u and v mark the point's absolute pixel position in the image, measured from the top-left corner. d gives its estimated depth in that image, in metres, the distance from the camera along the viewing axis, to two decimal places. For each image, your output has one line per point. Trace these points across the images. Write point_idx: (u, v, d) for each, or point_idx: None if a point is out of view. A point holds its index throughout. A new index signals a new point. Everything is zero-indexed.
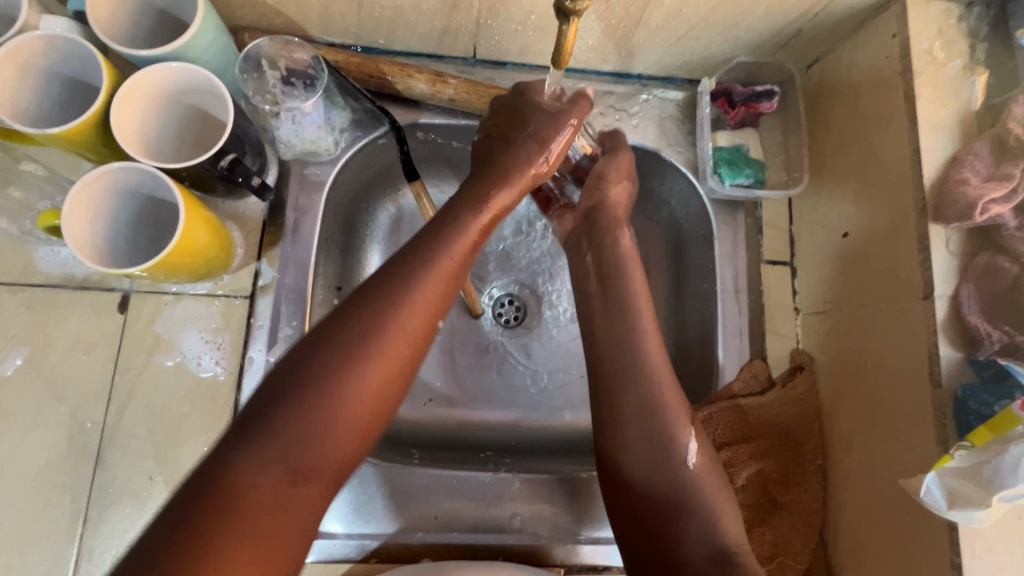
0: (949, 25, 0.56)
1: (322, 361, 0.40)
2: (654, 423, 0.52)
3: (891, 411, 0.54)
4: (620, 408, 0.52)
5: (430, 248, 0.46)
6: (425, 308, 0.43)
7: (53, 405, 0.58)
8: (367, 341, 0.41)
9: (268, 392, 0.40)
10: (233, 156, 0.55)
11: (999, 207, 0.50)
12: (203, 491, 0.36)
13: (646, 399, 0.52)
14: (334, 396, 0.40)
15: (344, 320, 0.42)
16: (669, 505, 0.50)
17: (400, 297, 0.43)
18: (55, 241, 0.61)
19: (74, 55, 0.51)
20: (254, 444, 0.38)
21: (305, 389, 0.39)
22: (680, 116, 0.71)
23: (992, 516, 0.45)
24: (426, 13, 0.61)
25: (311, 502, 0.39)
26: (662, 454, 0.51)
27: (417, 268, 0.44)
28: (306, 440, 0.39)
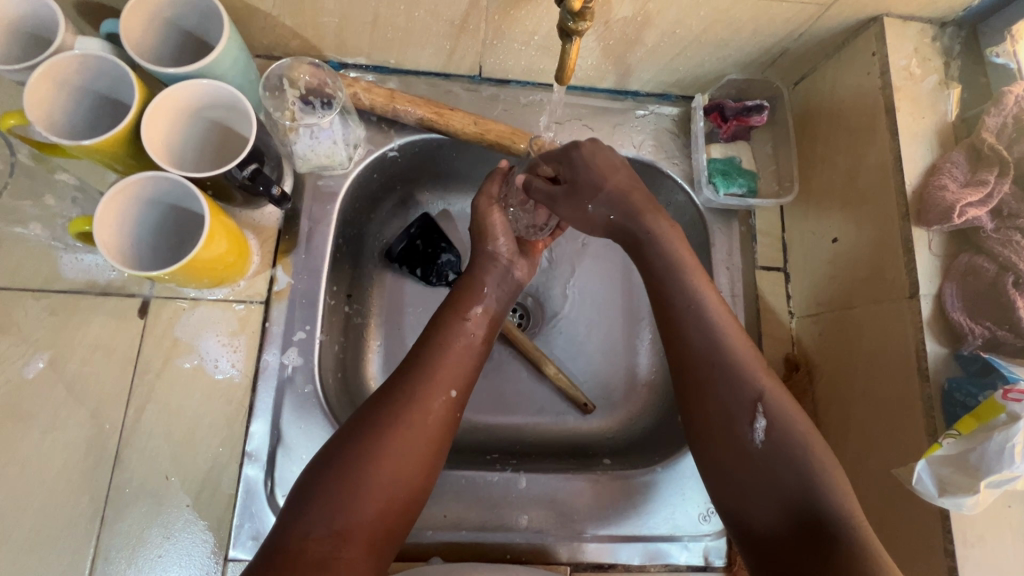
0: (924, 44, 0.61)
1: (359, 437, 0.49)
2: (737, 383, 0.50)
3: (881, 402, 0.56)
4: (702, 377, 0.51)
5: (441, 346, 0.57)
6: (441, 390, 0.54)
7: (73, 407, 0.60)
8: (392, 417, 0.51)
9: (316, 469, 0.49)
10: (254, 166, 0.58)
11: (976, 210, 0.53)
12: (269, 560, 0.44)
13: (721, 359, 0.51)
14: (370, 467, 0.48)
15: (375, 404, 0.52)
16: (756, 469, 0.47)
17: (420, 382, 0.53)
18: (80, 249, 0.63)
19: (107, 71, 0.54)
20: (307, 509, 0.46)
21: (347, 462, 0.48)
22: (675, 130, 0.75)
23: (981, 503, 0.47)
24: (435, 34, 0.65)
25: (356, 564, 0.45)
26: (744, 418, 0.49)
27: (432, 360, 0.56)
28: (346, 502, 0.46)
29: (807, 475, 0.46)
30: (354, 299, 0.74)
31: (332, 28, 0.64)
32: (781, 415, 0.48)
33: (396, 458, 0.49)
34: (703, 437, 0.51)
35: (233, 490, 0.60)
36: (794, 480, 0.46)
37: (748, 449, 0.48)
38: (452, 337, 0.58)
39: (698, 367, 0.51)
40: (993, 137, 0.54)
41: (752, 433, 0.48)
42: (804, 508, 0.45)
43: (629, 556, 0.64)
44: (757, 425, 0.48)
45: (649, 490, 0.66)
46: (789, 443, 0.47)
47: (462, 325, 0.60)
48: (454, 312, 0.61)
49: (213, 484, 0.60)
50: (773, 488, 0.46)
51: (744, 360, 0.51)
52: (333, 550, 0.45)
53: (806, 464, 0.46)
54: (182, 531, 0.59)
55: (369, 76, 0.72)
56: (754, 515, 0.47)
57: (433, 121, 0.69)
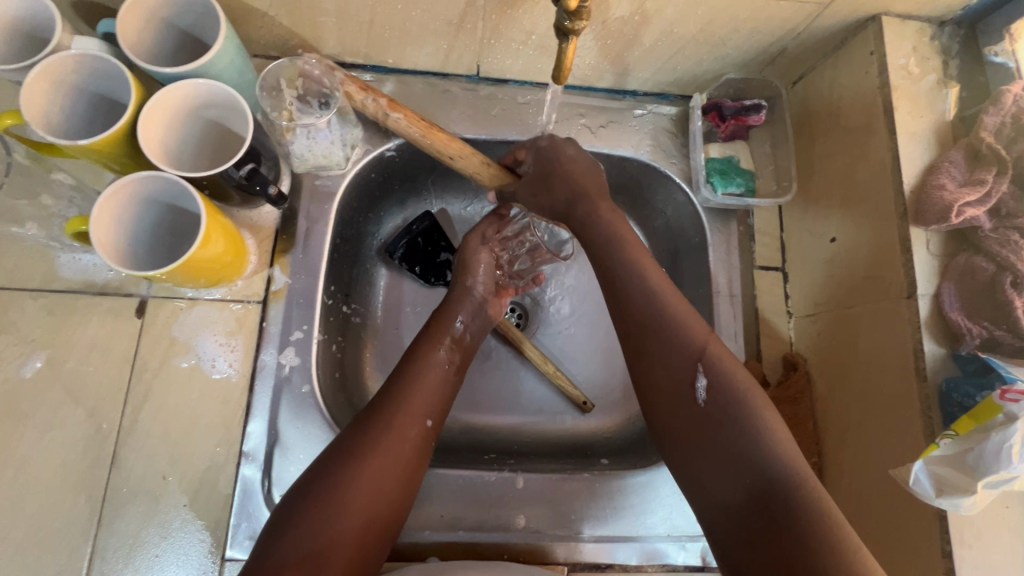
0: (922, 42, 0.60)
1: (335, 465, 0.50)
2: (679, 346, 0.52)
3: (878, 408, 0.56)
4: (651, 347, 0.53)
5: (416, 377, 0.58)
6: (415, 419, 0.55)
7: (69, 407, 0.60)
8: (367, 446, 0.52)
9: (292, 498, 0.49)
10: (250, 166, 0.58)
11: (975, 209, 0.52)
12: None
13: (663, 323, 0.53)
14: (343, 496, 0.49)
15: (351, 434, 0.53)
16: (700, 429, 0.49)
17: (394, 411, 0.55)
18: (77, 249, 0.63)
19: (103, 71, 0.54)
20: (282, 538, 0.46)
21: (321, 491, 0.49)
22: (673, 129, 0.75)
23: (979, 504, 0.47)
24: (433, 34, 0.65)
25: None
26: (687, 380, 0.51)
27: (406, 388, 0.57)
28: (320, 532, 0.47)
29: (754, 433, 0.47)
30: (352, 299, 0.74)
31: (329, 27, 0.64)
32: (720, 373, 0.50)
33: (370, 486, 0.50)
34: (656, 402, 0.52)
35: (231, 490, 0.60)
36: (734, 436, 0.48)
37: (694, 408, 0.50)
38: (427, 367, 0.60)
39: (645, 333, 0.53)
40: (991, 136, 0.54)
41: (695, 392, 0.50)
42: (747, 460, 0.46)
43: (627, 556, 0.63)
44: (699, 385, 0.50)
45: (646, 490, 0.66)
46: (729, 400, 0.49)
47: (435, 355, 0.61)
48: (428, 343, 0.62)
49: (210, 484, 0.60)
50: (718, 443, 0.48)
51: (686, 325, 0.53)
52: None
53: (747, 419, 0.48)
54: (179, 530, 0.59)
55: (367, 75, 0.72)
56: (705, 469, 0.49)
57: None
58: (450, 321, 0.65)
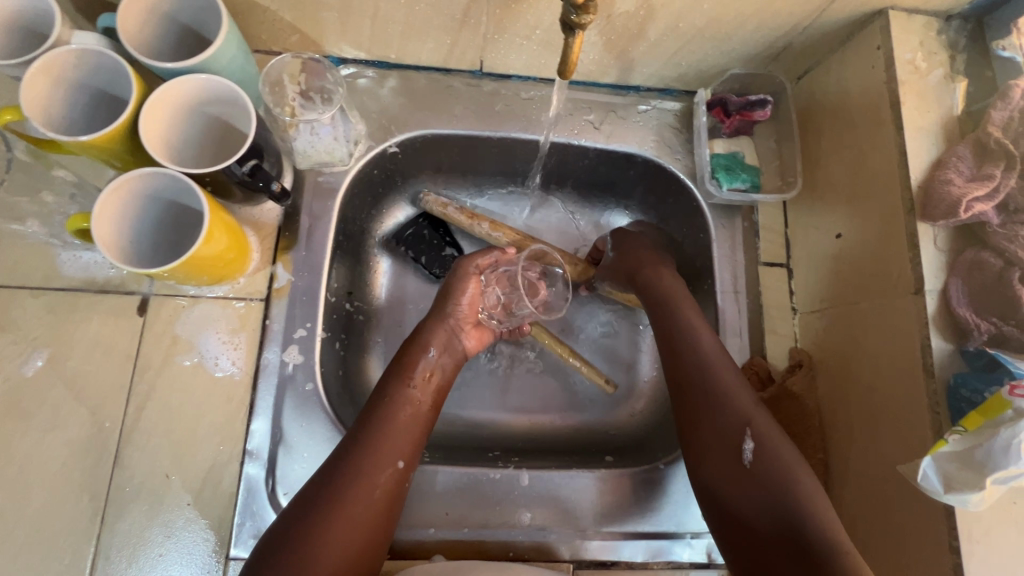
0: (929, 37, 0.60)
1: (304, 516, 0.50)
2: (727, 410, 0.55)
3: (886, 428, 0.55)
4: (697, 406, 0.56)
5: (386, 418, 0.57)
6: (386, 464, 0.54)
7: (72, 405, 0.60)
8: (336, 497, 0.51)
9: (262, 549, 0.48)
10: (254, 162, 0.58)
11: (982, 204, 0.52)
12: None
13: (711, 385, 0.56)
14: (313, 550, 0.48)
15: (321, 482, 0.52)
16: (749, 491, 0.51)
17: (365, 456, 0.53)
18: (78, 246, 0.63)
19: (104, 66, 0.54)
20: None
21: (291, 543, 0.48)
22: (678, 125, 0.75)
23: (987, 500, 0.47)
24: (436, 28, 0.65)
25: None
26: (733, 442, 0.53)
27: (378, 431, 0.55)
28: None
29: (792, 491, 0.49)
30: (355, 296, 0.74)
31: (332, 22, 0.63)
32: (766, 435, 0.53)
33: (339, 538, 0.49)
34: (701, 459, 0.55)
35: (235, 489, 0.60)
36: (774, 494, 0.50)
37: (740, 467, 0.52)
38: (397, 407, 0.58)
39: (694, 392, 0.57)
40: (999, 131, 0.54)
41: (743, 454, 0.53)
42: (789, 519, 0.48)
43: (633, 553, 0.63)
44: (746, 447, 0.53)
45: (652, 487, 0.66)
46: (774, 460, 0.51)
47: (406, 392, 0.59)
48: (399, 380, 0.60)
49: (214, 483, 0.60)
50: (761, 500, 0.50)
51: (731, 388, 0.56)
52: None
53: (794, 488, 0.50)
54: (183, 529, 0.58)
55: (369, 71, 0.72)
56: (750, 523, 0.50)
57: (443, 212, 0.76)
58: (421, 354, 0.62)
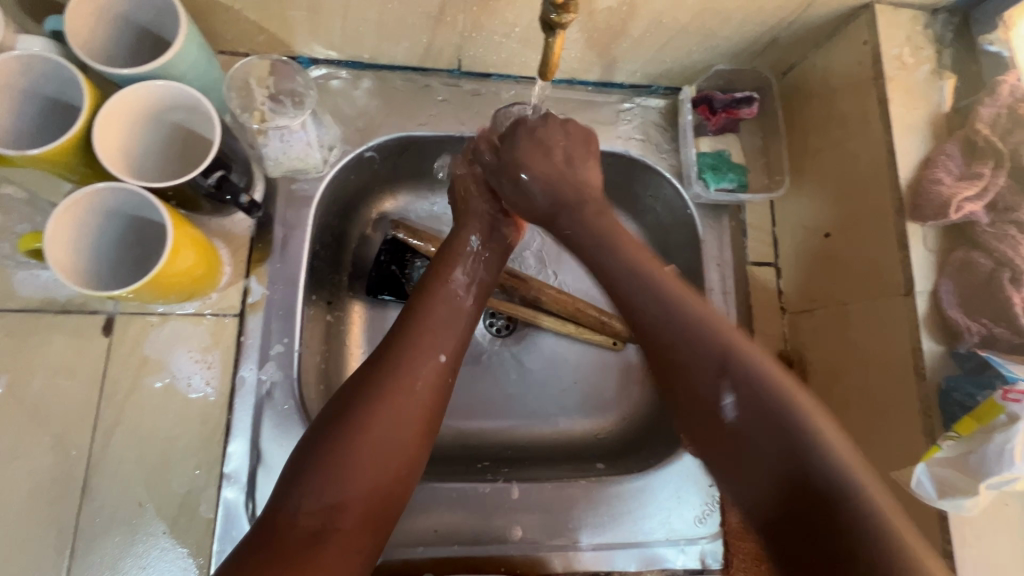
0: (916, 31, 0.59)
1: (347, 407, 0.47)
2: (692, 352, 0.46)
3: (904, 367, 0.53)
4: (673, 352, 0.47)
5: (427, 310, 0.54)
6: (433, 360, 0.51)
7: (34, 434, 0.56)
8: (381, 385, 0.48)
9: (309, 443, 0.46)
10: (220, 173, 0.54)
11: (972, 204, 0.52)
12: (258, 535, 0.41)
13: (683, 329, 0.47)
14: (360, 435, 0.45)
15: (361, 377, 0.49)
16: (730, 446, 0.44)
17: (408, 349, 0.51)
18: (34, 265, 0.59)
19: (52, 74, 0.50)
20: (295, 487, 0.43)
21: (337, 433, 0.45)
22: (663, 123, 0.73)
23: (980, 504, 0.47)
24: (410, 27, 0.62)
25: (352, 538, 0.43)
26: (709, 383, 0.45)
27: (419, 328, 0.53)
28: (334, 473, 0.44)
29: (777, 446, 0.41)
30: (334, 305, 0.72)
31: (300, 22, 0.60)
32: (747, 381, 0.43)
33: (388, 426, 0.46)
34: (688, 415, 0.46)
35: (212, 515, 0.57)
36: (770, 450, 0.41)
37: (723, 429, 0.44)
38: (442, 300, 0.56)
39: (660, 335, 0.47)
40: (987, 128, 0.53)
41: (721, 408, 0.44)
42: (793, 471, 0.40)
43: (626, 563, 0.63)
44: (726, 403, 0.44)
45: (643, 494, 0.65)
46: (764, 411, 0.42)
47: (447, 289, 0.57)
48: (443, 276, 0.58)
49: (190, 509, 0.57)
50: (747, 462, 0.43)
51: (710, 336, 0.46)
52: (325, 524, 0.42)
53: (790, 424, 0.41)
54: (158, 558, 0.56)
55: (342, 72, 0.69)
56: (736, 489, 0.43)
57: (411, 244, 0.72)
58: (460, 252, 0.61)
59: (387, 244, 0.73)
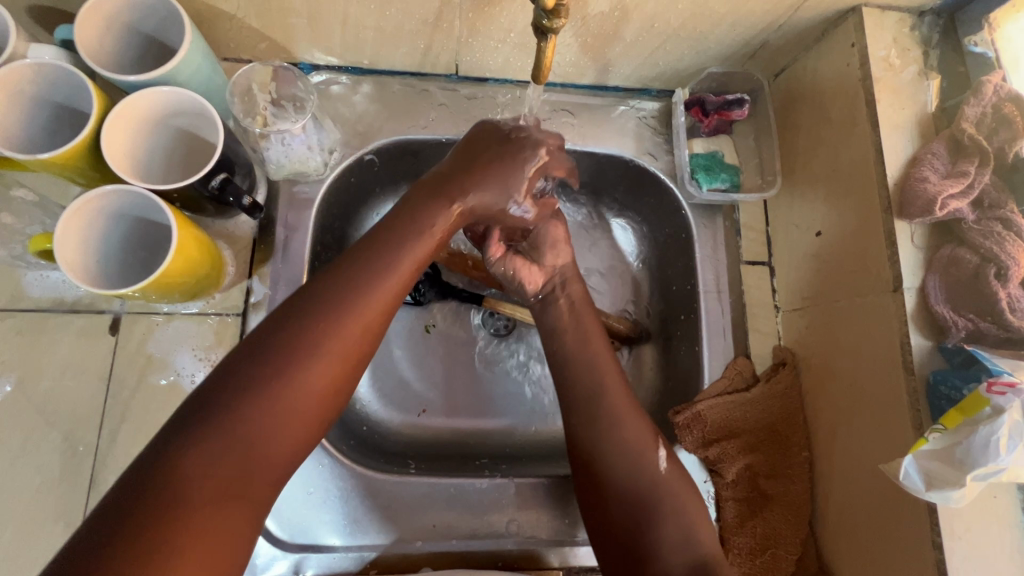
0: (903, 33, 0.60)
1: (272, 353, 0.42)
2: (626, 428, 0.55)
3: (872, 374, 0.56)
4: (601, 420, 0.55)
5: (390, 240, 0.49)
6: (377, 309, 0.46)
7: (43, 430, 0.58)
8: (312, 330, 0.44)
9: (223, 382, 0.41)
10: (223, 176, 0.56)
11: (958, 201, 0.53)
12: (151, 475, 0.38)
13: (615, 408, 0.56)
14: (285, 384, 0.42)
15: (293, 317, 0.44)
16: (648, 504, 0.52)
17: (349, 292, 0.46)
18: (44, 266, 0.61)
19: (62, 82, 0.52)
20: (205, 430, 0.39)
21: (260, 380, 0.41)
22: (656, 125, 0.74)
23: (968, 496, 0.47)
24: (408, 33, 0.63)
25: (259, 492, 0.41)
26: (638, 456, 0.54)
27: (370, 267, 0.47)
28: (254, 424, 0.41)
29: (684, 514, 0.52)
30: None
31: (301, 28, 0.62)
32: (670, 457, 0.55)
33: (316, 376, 0.43)
34: (616, 480, 0.53)
35: None
36: (676, 519, 0.52)
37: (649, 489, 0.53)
38: (412, 232, 0.50)
39: (597, 409, 0.56)
40: (972, 127, 0.54)
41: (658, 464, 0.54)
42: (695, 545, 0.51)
43: None
44: (661, 456, 0.54)
45: None
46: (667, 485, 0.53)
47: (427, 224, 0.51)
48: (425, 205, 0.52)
49: None
50: (659, 522, 0.52)
51: (637, 418, 0.56)
52: (238, 477, 0.40)
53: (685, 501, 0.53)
54: None
55: (342, 77, 0.71)
56: (655, 543, 0.51)
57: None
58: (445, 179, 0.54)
59: None
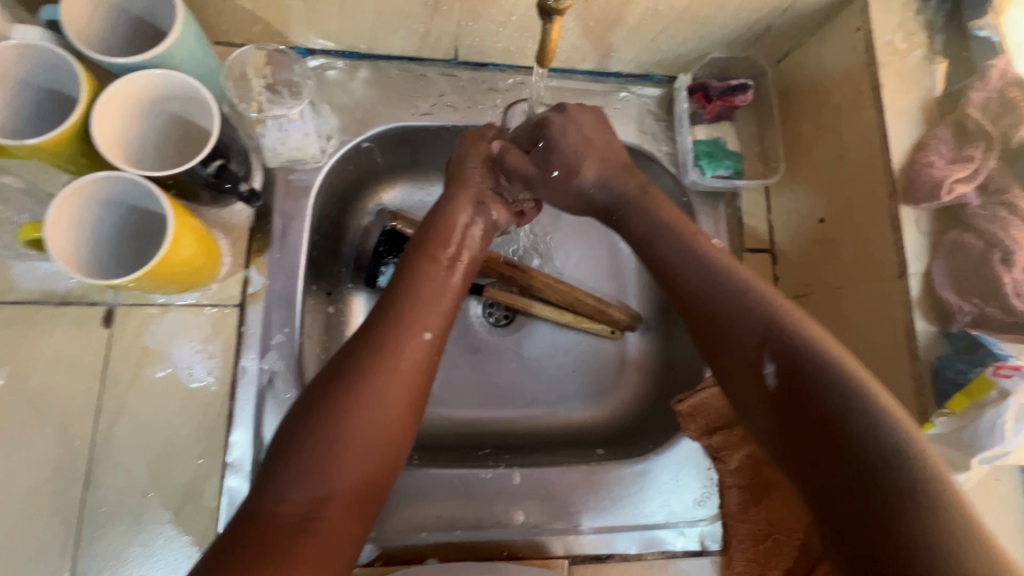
0: (907, 17, 0.60)
1: (327, 392, 0.46)
2: (747, 321, 0.48)
3: (874, 361, 0.57)
4: (720, 325, 0.50)
5: (411, 291, 0.54)
6: (418, 344, 0.50)
7: (37, 425, 0.56)
8: (362, 368, 0.47)
9: (286, 429, 0.45)
10: (219, 162, 0.54)
11: (963, 186, 0.53)
12: (242, 526, 0.41)
13: (731, 298, 0.50)
14: (344, 417, 0.45)
15: (342, 361, 0.48)
16: (780, 409, 0.45)
17: (391, 330, 0.50)
18: (33, 257, 0.59)
19: (49, 64, 0.50)
20: (277, 475, 0.43)
21: (319, 418, 0.45)
22: (658, 112, 0.74)
23: (973, 476, 0.51)
24: (408, 16, 0.62)
25: (338, 524, 0.43)
26: (755, 350, 0.47)
27: (402, 310, 0.52)
28: (319, 458, 0.43)
29: (847, 409, 0.41)
30: (334, 297, 0.72)
31: (295, 12, 0.60)
32: (790, 349, 0.45)
33: (370, 404, 0.46)
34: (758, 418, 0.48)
35: (216, 503, 0.58)
36: (820, 413, 0.42)
37: (766, 395, 0.46)
38: (432, 278, 0.56)
39: (711, 303, 0.51)
40: (978, 112, 0.54)
41: (765, 377, 0.46)
42: (827, 434, 0.41)
43: (626, 546, 0.63)
44: (768, 371, 0.46)
45: (641, 479, 0.66)
46: (803, 377, 0.44)
47: (436, 270, 0.57)
48: (427, 254, 0.57)
49: (194, 497, 0.57)
50: (788, 430, 0.44)
51: (763, 300, 0.49)
52: (312, 512, 0.42)
53: (832, 386, 0.42)
54: (163, 547, 0.56)
55: (339, 62, 0.69)
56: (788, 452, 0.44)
57: (411, 235, 0.72)
58: (451, 230, 0.60)
59: (385, 235, 0.72)
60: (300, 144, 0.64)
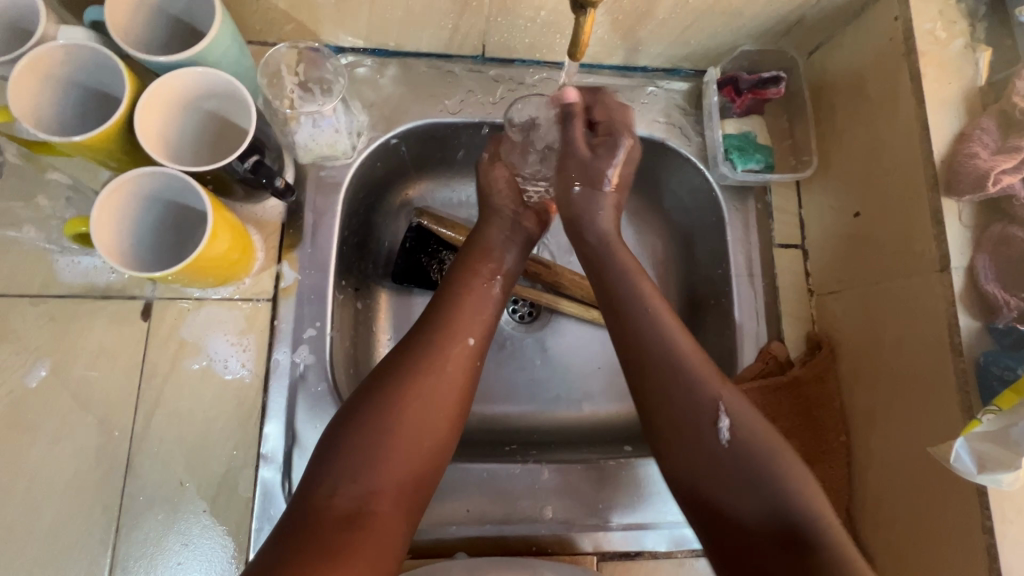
0: (948, 5, 0.58)
1: (376, 392, 0.48)
2: (696, 392, 0.50)
3: (915, 358, 0.55)
4: (661, 381, 0.51)
5: (454, 298, 0.55)
6: (465, 350, 0.52)
7: (79, 414, 0.58)
8: (410, 372, 0.49)
9: (339, 425, 0.47)
10: (256, 158, 0.55)
11: (1010, 177, 0.51)
12: (297, 517, 0.43)
13: (667, 357, 0.51)
14: (393, 416, 0.47)
15: (391, 362, 0.50)
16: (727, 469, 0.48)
17: (437, 335, 0.52)
18: (76, 251, 0.61)
19: (94, 63, 0.51)
20: (331, 468, 0.44)
21: (370, 417, 0.46)
22: (686, 106, 0.73)
23: (1020, 479, 0.46)
24: (437, 12, 0.62)
25: (389, 521, 0.44)
26: (708, 420, 0.49)
27: (447, 316, 0.54)
28: (371, 455, 0.45)
29: (772, 468, 0.47)
30: (362, 294, 0.73)
31: (327, 10, 0.61)
32: (740, 418, 0.49)
33: (417, 406, 0.48)
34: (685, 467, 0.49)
35: (250, 494, 0.58)
36: (754, 483, 0.47)
37: (714, 455, 0.48)
38: (472, 286, 0.57)
39: (647, 351, 0.52)
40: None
41: (716, 433, 0.49)
42: (772, 503, 0.46)
43: (655, 544, 0.62)
44: (722, 426, 0.49)
45: None
46: (749, 451, 0.47)
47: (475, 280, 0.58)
48: (468, 266, 0.59)
49: (230, 487, 0.59)
50: (737, 489, 0.47)
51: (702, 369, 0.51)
52: (363, 507, 0.43)
53: (767, 470, 0.46)
54: (200, 536, 0.57)
55: (367, 60, 0.70)
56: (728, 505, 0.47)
57: (437, 231, 0.73)
58: (489, 245, 0.61)
59: (413, 232, 0.73)
60: (331, 140, 0.64)
